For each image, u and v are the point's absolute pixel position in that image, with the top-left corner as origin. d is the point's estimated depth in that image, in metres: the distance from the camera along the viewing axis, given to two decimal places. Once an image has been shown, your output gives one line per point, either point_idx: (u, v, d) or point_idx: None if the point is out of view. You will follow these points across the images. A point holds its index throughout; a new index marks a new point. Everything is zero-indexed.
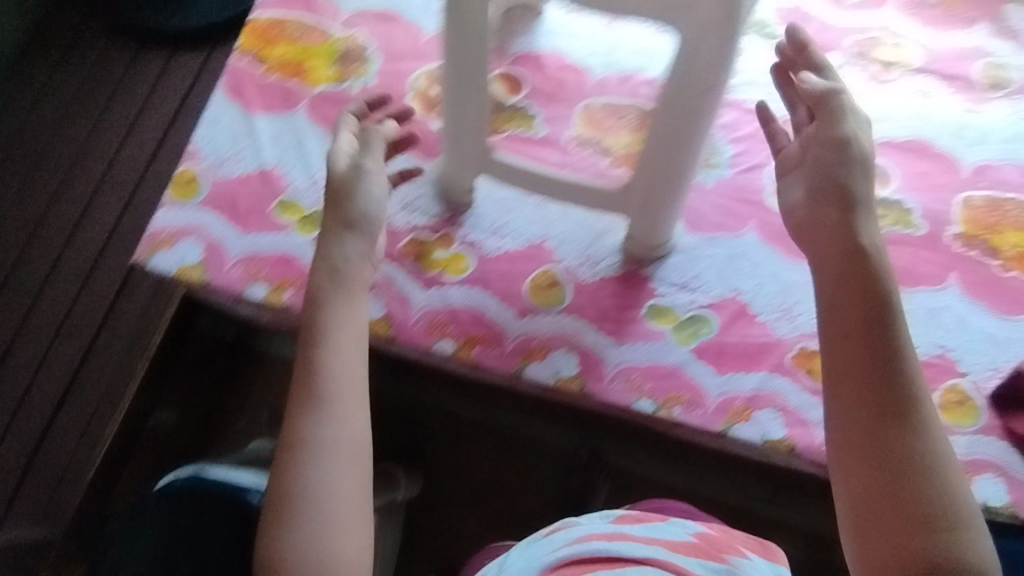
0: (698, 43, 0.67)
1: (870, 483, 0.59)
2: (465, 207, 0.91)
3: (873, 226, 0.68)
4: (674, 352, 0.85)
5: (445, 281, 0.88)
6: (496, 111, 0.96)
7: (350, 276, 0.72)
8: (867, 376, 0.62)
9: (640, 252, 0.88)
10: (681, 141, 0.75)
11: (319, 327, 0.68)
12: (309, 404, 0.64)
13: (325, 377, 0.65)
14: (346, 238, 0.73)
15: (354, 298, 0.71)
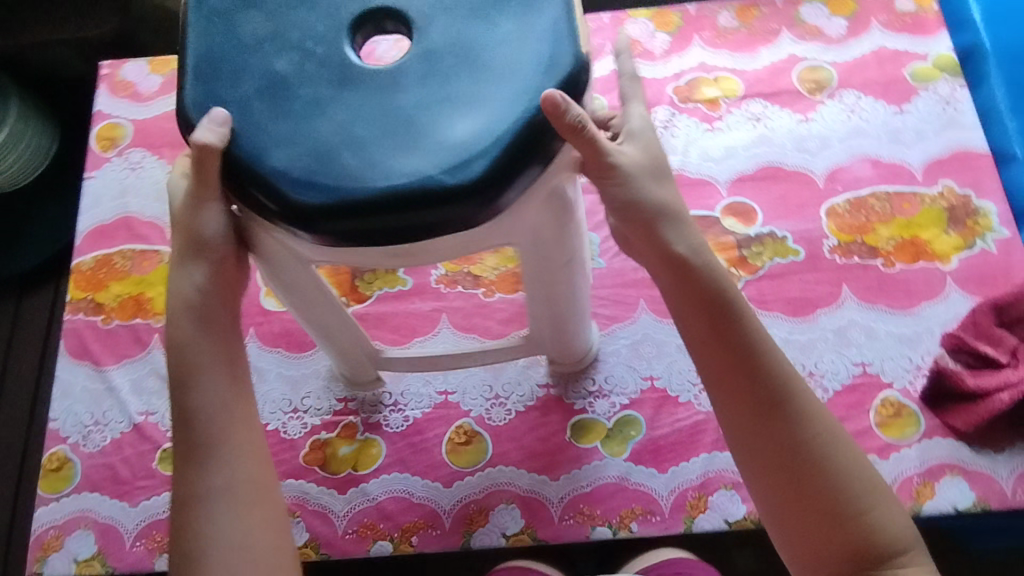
0: (538, 232, 0.60)
1: (783, 487, 0.58)
2: (357, 390, 0.86)
3: (691, 228, 0.61)
4: (612, 465, 0.82)
5: (360, 477, 0.82)
6: (356, 277, 0.91)
7: (195, 346, 0.61)
8: (745, 386, 0.59)
9: (569, 370, 0.85)
10: (552, 240, 0.62)
11: (181, 404, 0.60)
12: (196, 501, 0.59)
13: (200, 422, 0.60)
14: (184, 294, 0.61)
15: (204, 369, 0.61)
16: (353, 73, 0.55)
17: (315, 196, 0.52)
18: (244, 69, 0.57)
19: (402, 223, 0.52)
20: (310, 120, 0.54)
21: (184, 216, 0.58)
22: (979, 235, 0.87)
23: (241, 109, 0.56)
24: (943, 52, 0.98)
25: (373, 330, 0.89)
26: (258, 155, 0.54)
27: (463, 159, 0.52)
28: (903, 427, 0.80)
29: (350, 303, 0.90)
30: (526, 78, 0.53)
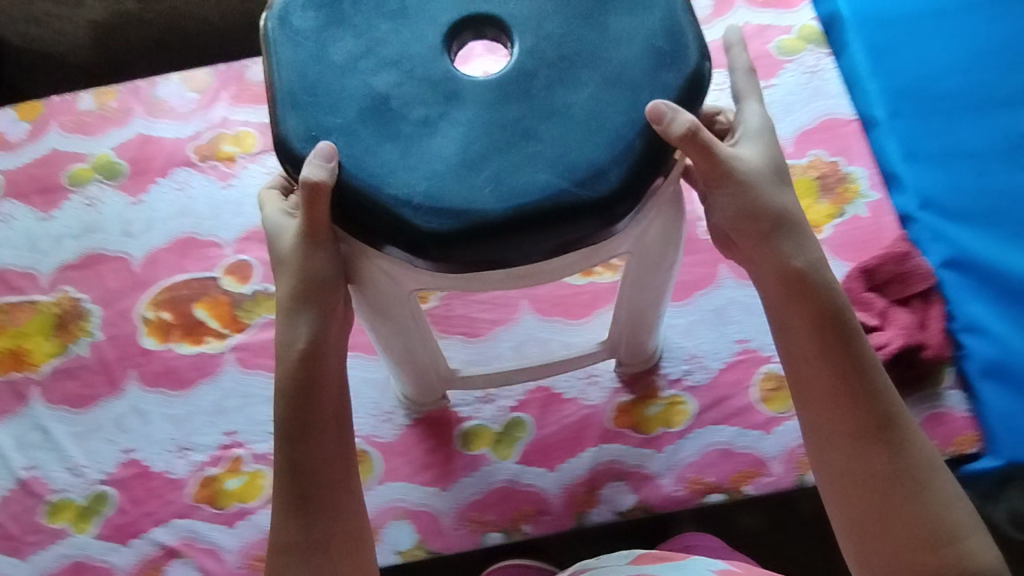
0: (656, 236, 0.62)
1: (863, 502, 0.60)
2: (242, 422, 0.85)
3: (807, 242, 0.61)
4: (501, 469, 0.81)
5: (249, 510, 0.81)
6: (236, 307, 0.89)
7: (306, 407, 0.62)
8: (846, 402, 0.60)
9: (628, 366, 0.82)
10: (654, 244, 0.63)
11: (291, 457, 0.62)
12: (298, 548, 0.61)
13: (321, 468, 0.62)
14: (292, 347, 0.62)
15: (316, 428, 0.62)
16: (458, 90, 0.57)
17: (442, 223, 0.54)
18: (347, 90, 0.58)
19: (504, 247, 0.55)
20: (411, 154, 0.56)
21: (304, 262, 0.60)
22: (849, 201, 0.85)
23: (349, 135, 0.57)
24: (806, 24, 0.95)
25: (256, 359, 0.87)
26: (380, 182, 0.55)
27: (585, 163, 0.55)
28: (786, 400, 0.80)
29: (230, 334, 0.88)
30: (622, 92, 0.56)
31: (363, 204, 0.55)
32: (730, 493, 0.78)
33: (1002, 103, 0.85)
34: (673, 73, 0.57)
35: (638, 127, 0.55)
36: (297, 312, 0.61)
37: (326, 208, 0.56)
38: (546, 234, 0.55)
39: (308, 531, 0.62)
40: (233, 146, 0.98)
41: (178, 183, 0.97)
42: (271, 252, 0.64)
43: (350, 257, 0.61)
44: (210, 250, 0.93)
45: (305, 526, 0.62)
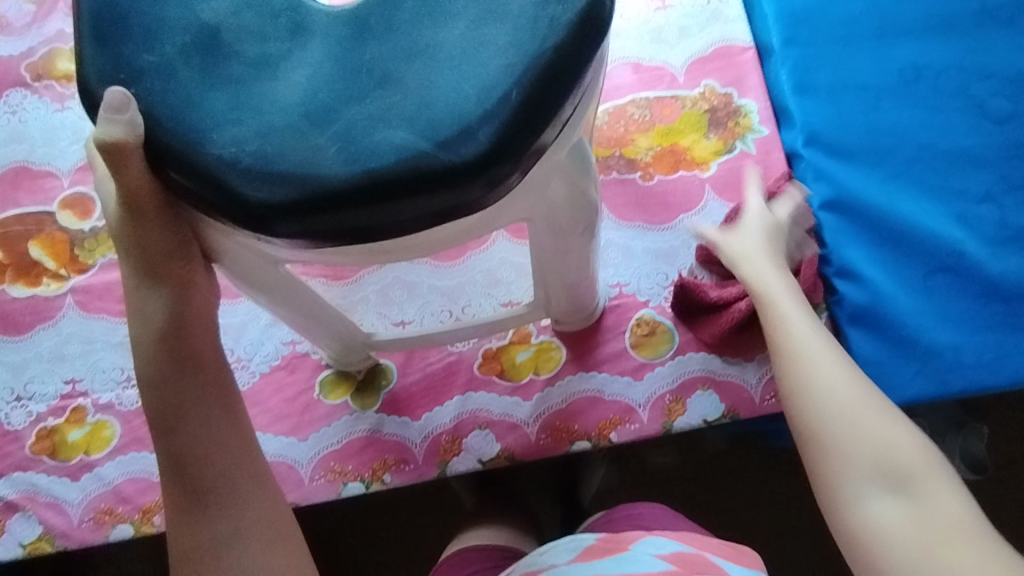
0: (553, 198, 0.43)
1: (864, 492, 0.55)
2: (85, 369, 0.79)
3: (749, 240, 0.70)
4: (363, 418, 0.77)
5: (93, 462, 0.76)
6: (76, 246, 0.82)
7: (177, 379, 0.45)
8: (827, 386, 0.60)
9: (570, 323, 0.77)
10: (564, 209, 0.44)
11: (170, 447, 0.45)
12: (199, 551, 0.44)
13: (205, 461, 0.45)
14: (144, 331, 0.44)
15: (190, 410, 0.45)
16: (312, 20, 0.35)
17: (277, 191, 0.32)
18: (159, 21, 0.34)
19: (350, 224, 0.33)
20: (240, 104, 0.33)
21: (130, 237, 0.40)
22: (739, 137, 0.80)
23: (163, 79, 0.34)
24: None
25: (98, 303, 0.80)
26: (191, 137, 0.33)
27: (464, 115, 0.33)
28: (657, 346, 0.78)
29: (70, 276, 0.81)
30: (517, 32, 0.34)
31: (172, 171, 0.33)
32: (596, 441, 0.76)
33: (901, 30, 0.80)
34: (563, 3, 0.34)
35: (539, 77, 0.33)
36: (143, 297, 0.43)
37: (143, 176, 0.34)
38: (418, 206, 0.33)
39: (213, 529, 0.45)
40: (70, 63, 0.88)
41: (11, 106, 0.87)
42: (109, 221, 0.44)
43: (193, 223, 0.39)
44: (46, 182, 0.84)
45: (207, 520, 0.45)
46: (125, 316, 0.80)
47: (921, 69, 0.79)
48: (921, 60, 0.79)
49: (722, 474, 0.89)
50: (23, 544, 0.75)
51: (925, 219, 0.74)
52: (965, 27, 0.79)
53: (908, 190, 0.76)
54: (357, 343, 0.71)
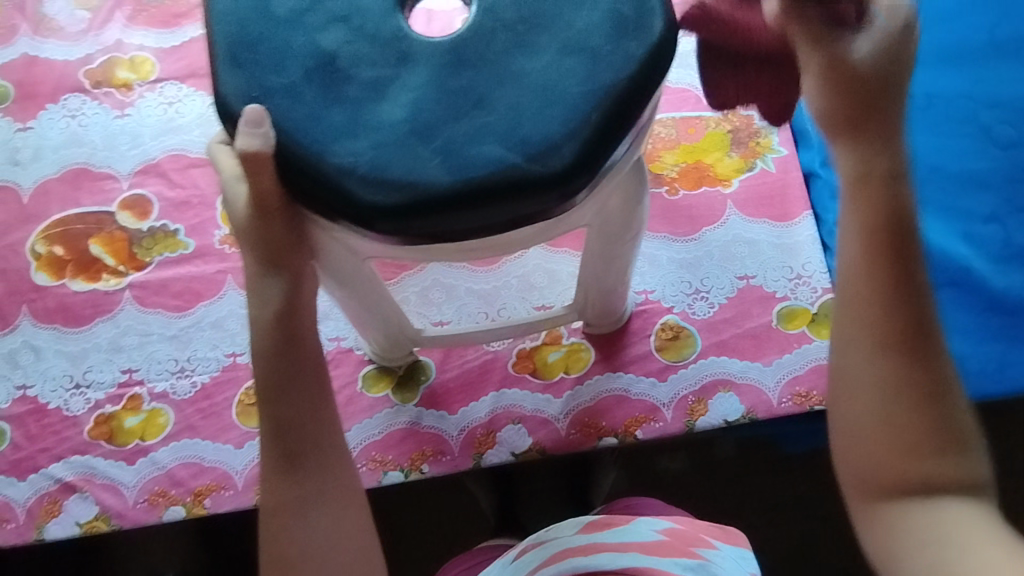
0: (606, 208, 0.49)
1: (879, 485, 0.50)
2: (141, 360, 0.84)
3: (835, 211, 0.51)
4: (403, 411, 0.82)
5: (148, 447, 0.81)
6: (134, 244, 0.87)
7: (291, 358, 0.46)
8: (863, 380, 0.51)
9: (600, 325, 0.82)
10: (615, 215, 0.50)
11: (275, 411, 0.45)
12: (288, 509, 0.46)
13: (310, 432, 0.46)
14: (262, 313, 0.45)
15: (302, 381, 0.46)
16: (417, 47, 0.39)
17: (389, 196, 0.37)
18: (286, 48, 0.39)
19: (452, 225, 0.39)
20: (356, 120, 0.38)
21: (260, 229, 0.41)
22: (759, 156, 0.88)
23: (290, 98, 0.38)
24: None
25: (154, 298, 0.85)
26: (316, 148, 0.38)
27: (547, 131, 0.38)
28: (681, 349, 0.83)
29: (128, 272, 0.86)
30: (591, 59, 0.39)
31: (295, 177, 0.38)
32: (622, 437, 0.81)
33: (914, 61, 0.86)
34: (635, 39, 0.40)
35: (613, 98, 0.39)
36: (259, 283, 0.44)
37: (272, 181, 0.38)
38: (507, 209, 0.38)
39: (301, 490, 0.46)
40: (128, 73, 0.92)
41: (70, 110, 0.91)
42: (227, 209, 0.43)
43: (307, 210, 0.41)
44: (106, 183, 0.89)
45: (302, 485, 0.46)
46: (180, 311, 0.85)
47: (933, 98, 0.85)
48: (933, 88, 0.85)
49: (730, 479, 0.93)
50: (81, 523, 0.79)
51: (936, 237, 0.80)
52: (972, 61, 0.85)
53: (920, 208, 0.82)
54: (404, 339, 0.75)
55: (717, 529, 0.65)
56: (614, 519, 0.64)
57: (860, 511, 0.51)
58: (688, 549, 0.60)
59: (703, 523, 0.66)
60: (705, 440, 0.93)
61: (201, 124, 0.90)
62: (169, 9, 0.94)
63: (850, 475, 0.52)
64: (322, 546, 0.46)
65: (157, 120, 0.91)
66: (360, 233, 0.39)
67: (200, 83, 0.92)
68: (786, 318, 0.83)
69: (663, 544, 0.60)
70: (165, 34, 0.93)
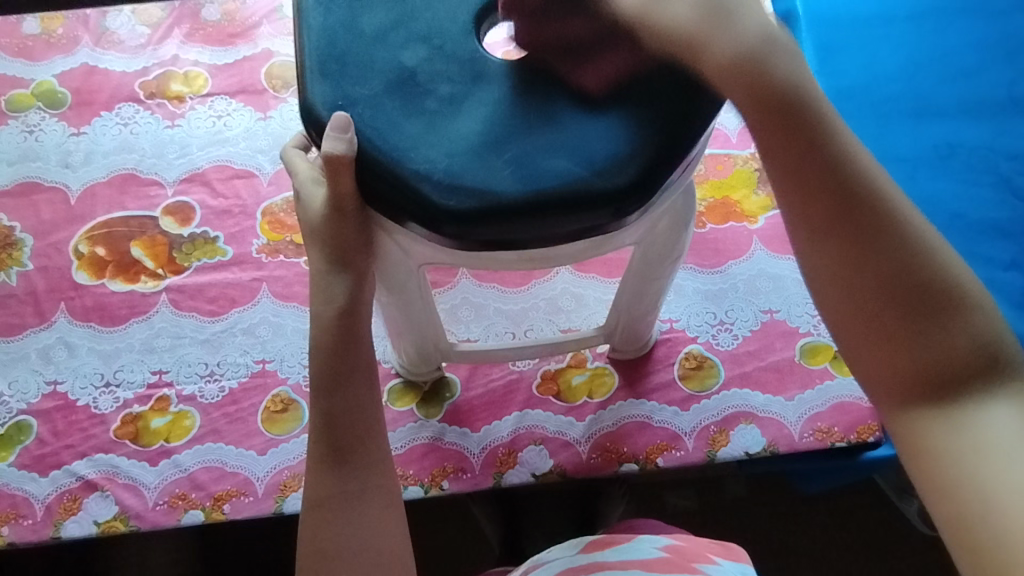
0: (654, 231, 0.54)
1: (900, 390, 0.43)
2: (172, 362, 0.85)
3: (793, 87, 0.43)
4: (426, 426, 0.83)
5: (171, 449, 0.81)
6: (174, 249, 0.90)
7: (346, 358, 0.51)
8: (811, 181, 0.43)
9: (626, 350, 0.83)
10: (661, 236, 0.55)
11: (329, 405, 0.51)
12: (333, 501, 0.50)
13: (356, 426, 0.51)
14: (327, 309, 0.51)
15: (355, 379, 0.52)
16: (488, 68, 0.46)
17: (462, 201, 0.43)
18: (373, 64, 0.45)
19: (521, 230, 0.44)
20: (434, 130, 0.44)
21: (331, 227, 0.48)
22: None
23: (372, 107, 0.44)
24: (764, 18, 0.99)
25: (190, 302, 0.87)
26: (398, 154, 0.43)
27: (606, 151, 0.44)
28: (704, 379, 0.84)
29: (166, 275, 0.88)
30: (645, 90, 0.46)
31: (376, 178, 0.44)
32: (643, 464, 0.81)
33: (937, 112, 0.90)
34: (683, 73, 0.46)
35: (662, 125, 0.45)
36: (329, 279, 0.50)
37: (348, 186, 0.45)
38: (569, 221, 0.44)
39: (345, 485, 0.51)
40: (182, 86, 0.96)
41: (123, 118, 0.95)
42: (302, 215, 0.51)
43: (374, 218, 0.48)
44: (151, 189, 0.92)
45: (345, 475, 0.51)
46: (214, 316, 0.87)
47: (954, 147, 0.88)
48: (955, 139, 0.88)
49: (740, 519, 0.93)
50: (99, 522, 0.79)
51: None
52: (991, 115, 0.89)
53: None
54: (435, 352, 0.76)
55: (718, 549, 0.63)
56: (616, 538, 0.63)
57: (898, 440, 0.44)
58: (689, 565, 0.58)
59: (704, 542, 0.64)
60: (716, 478, 0.93)
61: (248, 138, 0.94)
62: (224, 29, 0.99)
63: (873, 392, 0.44)
64: (356, 537, 0.50)
65: (206, 132, 0.95)
66: (430, 233, 0.44)
67: (248, 99, 0.96)
68: (809, 354, 0.84)
69: (663, 560, 0.58)
70: (220, 52, 0.98)
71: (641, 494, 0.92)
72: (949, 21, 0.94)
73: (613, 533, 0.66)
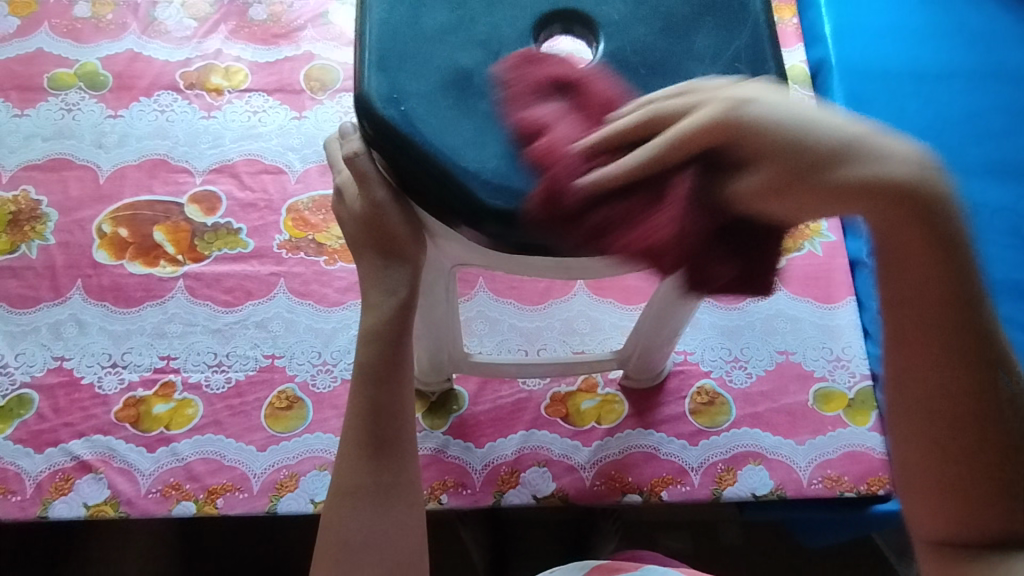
0: None
1: (948, 492, 0.43)
2: (180, 350, 0.85)
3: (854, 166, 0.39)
4: (430, 437, 0.81)
5: (170, 437, 0.80)
6: (196, 237, 0.90)
7: (396, 349, 0.54)
8: (930, 299, 0.41)
9: (642, 379, 0.83)
10: None
11: (375, 397, 0.54)
12: (366, 492, 0.53)
13: (396, 423, 0.55)
14: (388, 300, 0.53)
15: (403, 376, 0.55)
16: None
17: (508, 203, 0.44)
18: (430, 61, 0.47)
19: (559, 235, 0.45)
20: (486, 128, 0.46)
21: (377, 217, 0.49)
22: (807, 238, 0.92)
23: (427, 104, 0.46)
24: (797, 64, 1.00)
25: (206, 291, 0.87)
26: (447, 152, 0.45)
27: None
28: (715, 415, 0.82)
29: (185, 262, 0.89)
30: None
31: (420, 170, 0.45)
32: (646, 495, 0.79)
33: (963, 170, 0.91)
34: None
35: None
36: (385, 272, 0.52)
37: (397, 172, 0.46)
38: None
39: (378, 478, 0.54)
40: (221, 80, 0.98)
41: (161, 105, 0.97)
42: (343, 209, 0.52)
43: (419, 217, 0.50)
44: (181, 176, 0.93)
45: (380, 470, 0.54)
46: (228, 307, 0.87)
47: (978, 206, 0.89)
48: (979, 198, 0.89)
49: (736, 566, 0.90)
50: (87, 505, 0.77)
51: None
52: (1015, 177, 0.90)
53: None
54: (450, 361, 0.75)
55: None
56: (623, 567, 0.62)
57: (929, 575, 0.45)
58: None
59: None
60: (714, 521, 0.91)
61: (281, 135, 0.96)
62: (269, 29, 1.01)
63: (916, 520, 0.45)
64: (374, 537, 0.52)
65: (240, 125, 0.96)
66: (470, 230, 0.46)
67: (285, 97, 0.98)
68: (823, 400, 0.83)
69: None
70: (262, 50, 1.00)
71: (634, 530, 0.90)
72: (976, 83, 0.96)
73: (617, 561, 0.65)
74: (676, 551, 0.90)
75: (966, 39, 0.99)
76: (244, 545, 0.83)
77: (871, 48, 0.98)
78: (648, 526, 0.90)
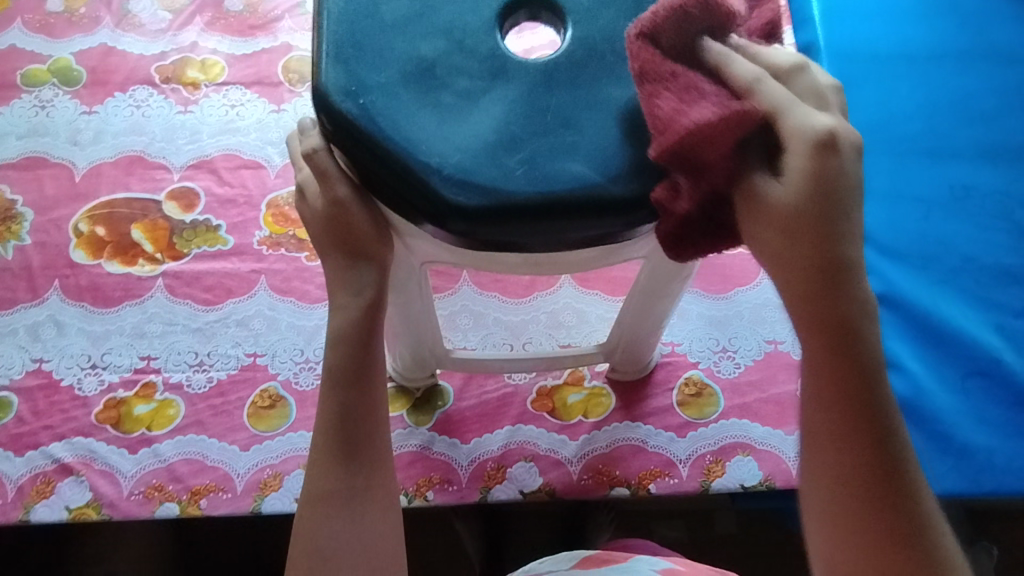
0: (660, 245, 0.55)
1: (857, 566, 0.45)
2: (161, 350, 0.83)
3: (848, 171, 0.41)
4: (415, 434, 0.80)
5: (152, 438, 0.79)
6: (175, 234, 0.88)
7: (366, 351, 0.53)
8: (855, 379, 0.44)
9: (630, 372, 0.81)
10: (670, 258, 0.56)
11: (344, 401, 0.53)
12: (337, 498, 0.52)
13: (366, 426, 0.53)
14: (354, 301, 0.52)
15: (374, 379, 0.54)
16: (509, 67, 0.46)
17: (471, 199, 0.43)
18: (391, 52, 0.46)
19: (525, 232, 0.44)
20: (449, 121, 0.44)
21: (341, 217, 0.48)
22: None
23: (388, 98, 0.45)
24: (785, 47, 0.98)
25: (186, 289, 0.86)
26: (409, 147, 0.43)
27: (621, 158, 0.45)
28: (703, 407, 0.82)
29: (164, 260, 0.87)
30: None
31: (381, 166, 0.44)
32: (634, 489, 0.78)
33: (954, 153, 0.90)
34: None
35: None
36: (353, 272, 0.51)
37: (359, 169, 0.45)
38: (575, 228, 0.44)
39: (349, 483, 0.53)
40: (198, 73, 0.96)
41: (136, 100, 0.95)
42: (307, 208, 0.51)
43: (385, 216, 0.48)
44: (158, 172, 0.91)
45: (351, 475, 0.53)
46: (208, 305, 0.85)
47: (970, 189, 0.88)
48: (971, 181, 0.88)
49: (728, 554, 0.90)
50: (69, 508, 0.76)
51: (964, 323, 0.82)
52: (1007, 160, 0.89)
53: (953, 294, 0.83)
54: (432, 357, 0.74)
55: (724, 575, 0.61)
56: (612, 557, 0.61)
57: None
58: None
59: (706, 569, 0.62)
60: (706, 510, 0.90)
61: (259, 129, 0.94)
62: (246, 20, 0.99)
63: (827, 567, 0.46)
64: (346, 544, 0.51)
65: (218, 119, 0.94)
66: (434, 227, 0.44)
67: (263, 90, 0.96)
68: None
69: None
70: (239, 42, 0.98)
71: (625, 521, 0.90)
72: (968, 64, 0.94)
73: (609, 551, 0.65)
74: (667, 540, 0.90)
75: (957, 18, 0.97)
76: (230, 543, 0.82)
77: (860, 29, 0.96)
78: (640, 517, 0.90)
